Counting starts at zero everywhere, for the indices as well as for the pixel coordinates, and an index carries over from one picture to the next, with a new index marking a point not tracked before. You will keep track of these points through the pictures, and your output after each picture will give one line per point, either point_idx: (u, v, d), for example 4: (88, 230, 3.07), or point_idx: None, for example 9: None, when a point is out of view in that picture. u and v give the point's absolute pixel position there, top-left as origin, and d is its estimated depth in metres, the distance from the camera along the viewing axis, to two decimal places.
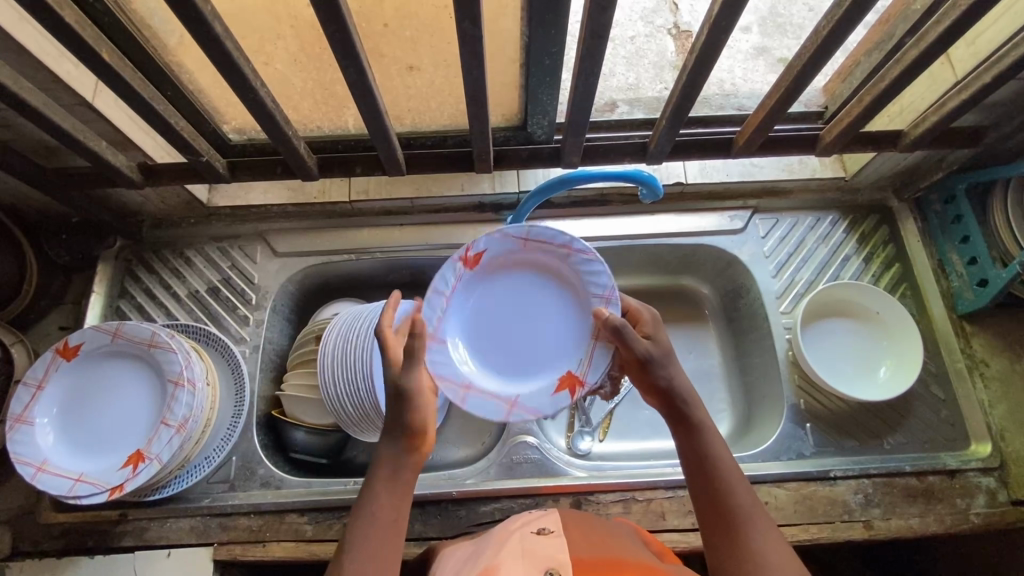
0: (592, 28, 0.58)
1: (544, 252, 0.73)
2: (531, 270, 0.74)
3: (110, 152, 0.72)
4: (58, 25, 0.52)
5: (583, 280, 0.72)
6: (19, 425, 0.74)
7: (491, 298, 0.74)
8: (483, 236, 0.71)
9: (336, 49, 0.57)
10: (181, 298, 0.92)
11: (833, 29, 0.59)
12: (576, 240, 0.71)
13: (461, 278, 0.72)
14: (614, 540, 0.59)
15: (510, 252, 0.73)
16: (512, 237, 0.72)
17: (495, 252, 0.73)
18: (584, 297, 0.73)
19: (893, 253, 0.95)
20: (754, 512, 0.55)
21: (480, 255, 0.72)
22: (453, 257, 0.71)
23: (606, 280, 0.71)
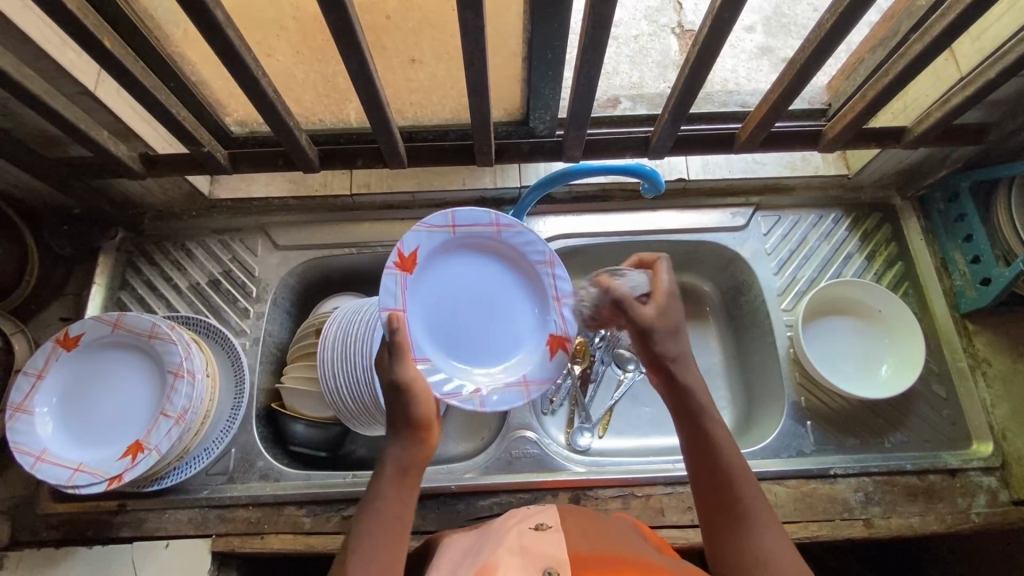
0: (594, 19, 0.57)
1: (473, 236, 0.76)
2: (466, 253, 0.76)
3: (112, 142, 0.72)
4: (59, 11, 0.52)
5: (519, 249, 0.77)
6: (19, 414, 0.74)
7: (440, 293, 0.75)
8: (410, 234, 0.71)
9: (338, 39, 0.57)
10: (181, 290, 0.92)
11: (836, 22, 0.59)
12: (502, 215, 0.75)
13: (404, 284, 0.71)
14: (614, 535, 0.59)
15: (439, 243, 0.74)
16: (438, 228, 0.73)
17: (425, 248, 0.73)
18: (525, 265, 0.78)
19: (896, 251, 0.95)
20: (752, 497, 0.58)
21: (412, 255, 0.72)
22: (389, 267, 0.69)
23: (542, 246, 0.77)
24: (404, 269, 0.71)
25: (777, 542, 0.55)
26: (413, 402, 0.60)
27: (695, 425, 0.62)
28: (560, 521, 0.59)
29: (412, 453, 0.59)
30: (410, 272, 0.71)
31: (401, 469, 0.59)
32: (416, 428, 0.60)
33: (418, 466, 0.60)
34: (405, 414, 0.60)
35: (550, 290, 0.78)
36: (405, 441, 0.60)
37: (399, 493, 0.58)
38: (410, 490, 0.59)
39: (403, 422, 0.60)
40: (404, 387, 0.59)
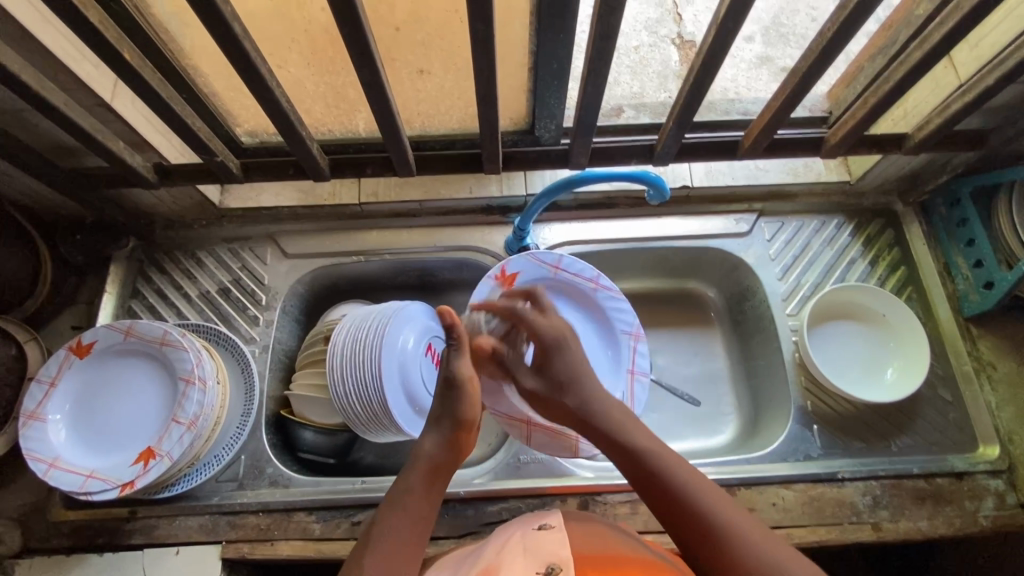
0: (601, 30, 0.58)
1: (574, 283, 0.91)
2: (554, 293, 0.92)
3: (128, 152, 0.73)
4: (82, 25, 0.54)
5: (609, 314, 0.92)
6: (32, 421, 0.75)
7: None
8: (517, 258, 0.88)
9: (351, 49, 0.58)
10: (191, 298, 0.93)
11: (837, 31, 0.60)
12: (603, 277, 0.90)
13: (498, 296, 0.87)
14: (612, 535, 0.62)
15: (540, 277, 0.90)
16: (544, 264, 0.89)
17: (525, 275, 0.90)
18: (610, 329, 0.92)
19: (899, 255, 0.95)
20: (716, 503, 0.56)
21: (514, 276, 0.88)
22: (491, 276, 0.87)
23: (630, 319, 0.92)
24: (502, 285, 0.88)
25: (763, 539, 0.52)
26: (462, 400, 0.66)
27: (635, 456, 0.62)
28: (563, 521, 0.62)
29: (444, 452, 0.63)
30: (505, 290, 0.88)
31: (435, 465, 0.62)
32: (459, 426, 0.65)
33: (451, 464, 0.63)
34: (453, 410, 0.65)
35: (629, 360, 0.91)
36: (446, 438, 0.64)
37: (428, 485, 0.60)
38: (439, 487, 0.61)
39: (450, 417, 0.65)
40: (460, 382, 0.66)
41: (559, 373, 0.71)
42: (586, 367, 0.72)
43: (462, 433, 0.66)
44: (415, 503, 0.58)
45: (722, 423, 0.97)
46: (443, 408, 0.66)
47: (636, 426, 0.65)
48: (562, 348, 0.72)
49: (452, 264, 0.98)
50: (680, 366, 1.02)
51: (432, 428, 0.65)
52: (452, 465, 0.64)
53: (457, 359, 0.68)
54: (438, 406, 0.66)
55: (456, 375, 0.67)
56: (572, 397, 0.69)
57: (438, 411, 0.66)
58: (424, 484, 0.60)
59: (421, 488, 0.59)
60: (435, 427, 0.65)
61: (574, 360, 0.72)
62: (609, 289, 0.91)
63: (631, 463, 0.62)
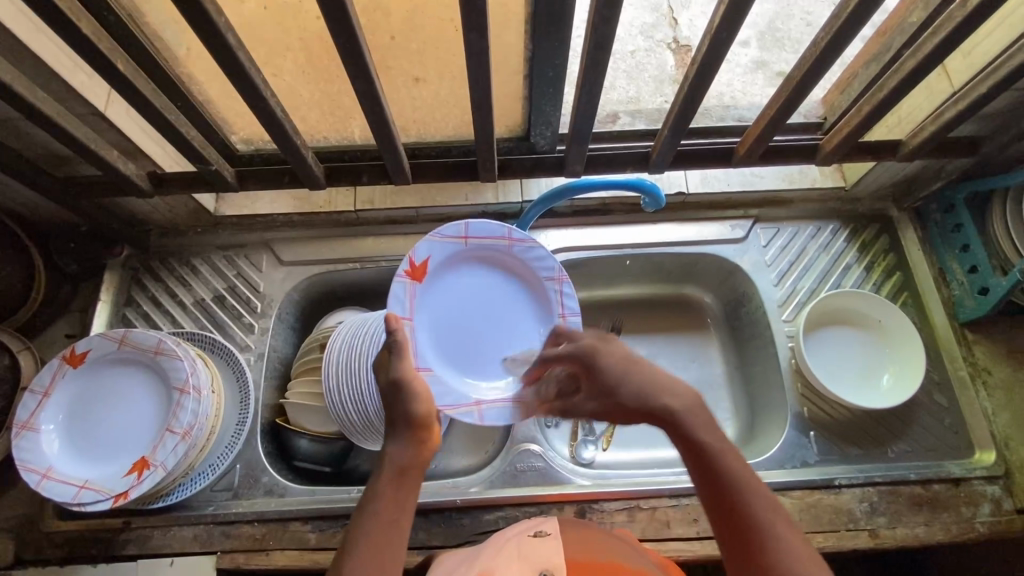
0: (595, 39, 0.59)
1: (489, 247, 0.79)
2: (473, 264, 0.80)
3: (121, 161, 0.73)
4: (75, 36, 0.53)
5: (529, 264, 0.80)
6: (25, 431, 0.75)
7: (446, 306, 0.78)
8: (422, 244, 0.75)
9: (346, 58, 0.58)
10: (187, 306, 0.92)
11: (831, 41, 0.60)
12: (516, 230, 0.79)
13: (413, 293, 0.75)
14: (605, 538, 0.62)
15: (451, 253, 0.78)
16: (450, 238, 0.77)
17: (436, 257, 0.78)
18: (534, 279, 0.81)
19: (894, 261, 0.96)
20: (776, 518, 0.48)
21: (423, 264, 0.76)
22: (399, 275, 0.74)
23: (551, 263, 0.80)
24: (414, 279, 0.75)
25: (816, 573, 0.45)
26: (413, 401, 0.60)
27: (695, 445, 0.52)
28: (559, 528, 0.63)
29: (411, 451, 0.57)
30: (418, 281, 0.76)
31: (402, 467, 0.56)
32: (416, 426, 0.59)
33: (419, 462, 0.57)
34: (403, 412, 0.59)
35: (558, 306, 0.80)
36: (406, 438, 0.58)
37: (398, 487, 0.55)
38: (410, 491, 0.55)
39: (403, 419, 0.59)
40: (409, 382, 0.60)
41: (604, 378, 0.60)
42: (640, 359, 0.59)
43: (422, 430, 0.60)
44: (386, 506, 0.53)
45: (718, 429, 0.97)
46: (391, 412, 0.60)
47: (702, 412, 0.54)
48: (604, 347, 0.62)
49: None
50: (676, 372, 1.02)
51: (390, 433, 0.59)
52: (421, 465, 0.57)
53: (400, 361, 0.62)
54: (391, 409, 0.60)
55: (398, 375, 0.61)
56: (624, 391, 0.57)
57: (390, 417, 0.60)
58: (393, 489, 0.55)
59: (389, 496, 0.54)
60: (392, 429, 0.59)
61: (622, 357, 0.60)
62: (524, 240, 0.79)
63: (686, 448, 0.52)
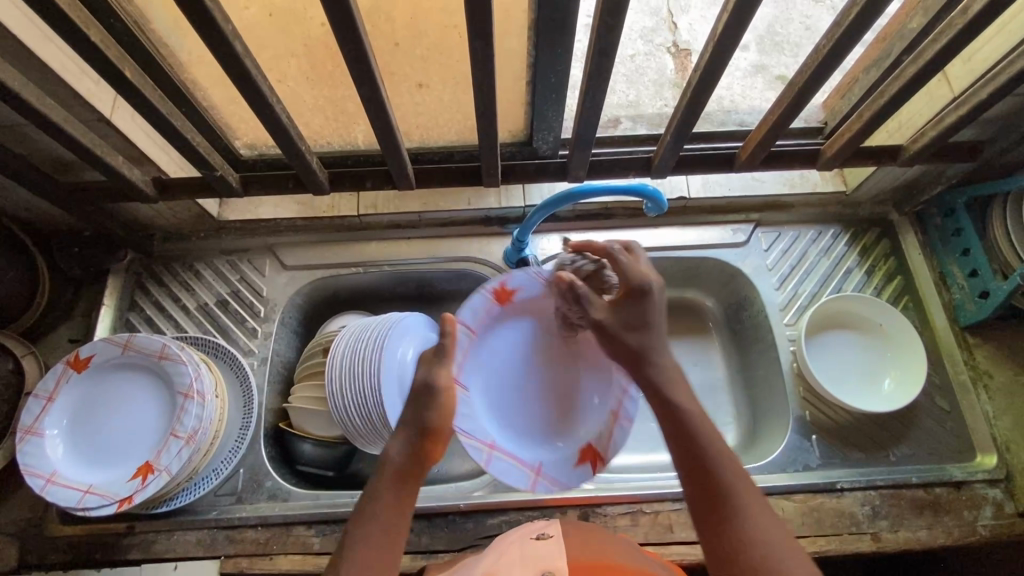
0: (599, 46, 0.59)
1: None
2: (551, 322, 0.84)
3: (127, 167, 0.73)
4: (83, 44, 0.54)
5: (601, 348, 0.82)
6: (29, 436, 0.75)
7: (510, 344, 0.84)
8: (519, 274, 0.81)
9: (352, 65, 0.58)
10: (190, 311, 0.92)
11: (832, 48, 0.61)
12: None
13: (488, 309, 0.81)
14: (608, 541, 0.64)
15: (540, 299, 0.83)
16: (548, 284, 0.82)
17: (526, 293, 0.83)
18: (601, 366, 0.82)
19: (895, 265, 0.96)
20: (747, 489, 0.54)
21: (512, 291, 0.82)
22: (486, 288, 0.80)
23: None
24: (498, 300, 0.82)
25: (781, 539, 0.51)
26: (432, 410, 0.64)
27: (681, 420, 0.58)
28: (561, 530, 0.64)
29: (414, 457, 0.61)
30: (501, 303, 0.82)
31: (402, 471, 0.59)
32: (427, 436, 0.62)
33: (420, 469, 0.60)
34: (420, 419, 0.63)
35: (615, 403, 0.80)
36: (411, 444, 0.61)
37: (397, 490, 0.58)
38: (408, 496, 0.58)
39: (416, 425, 0.63)
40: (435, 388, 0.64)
41: (636, 317, 0.65)
42: (663, 321, 0.65)
43: (431, 441, 0.63)
44: (384, 507, 0.56)
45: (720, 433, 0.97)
46: (410, 419, 0.64)
47: (688, 390, 0.61)
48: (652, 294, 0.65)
49: (450, 275, 0.98)
50: None
51: (399, 436, 0.62)
52: (421, 472, 0.60)
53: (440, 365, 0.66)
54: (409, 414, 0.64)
55: (435, 382, 0.66)
56: (637, 339, 0.64)
57: (404, 420, 0.64)
58: (393, 491, 0.58)
59: (388, 496, 0.57)
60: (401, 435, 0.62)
61: (657, 310, 0.65)
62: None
63: (674, 422, 0.59)
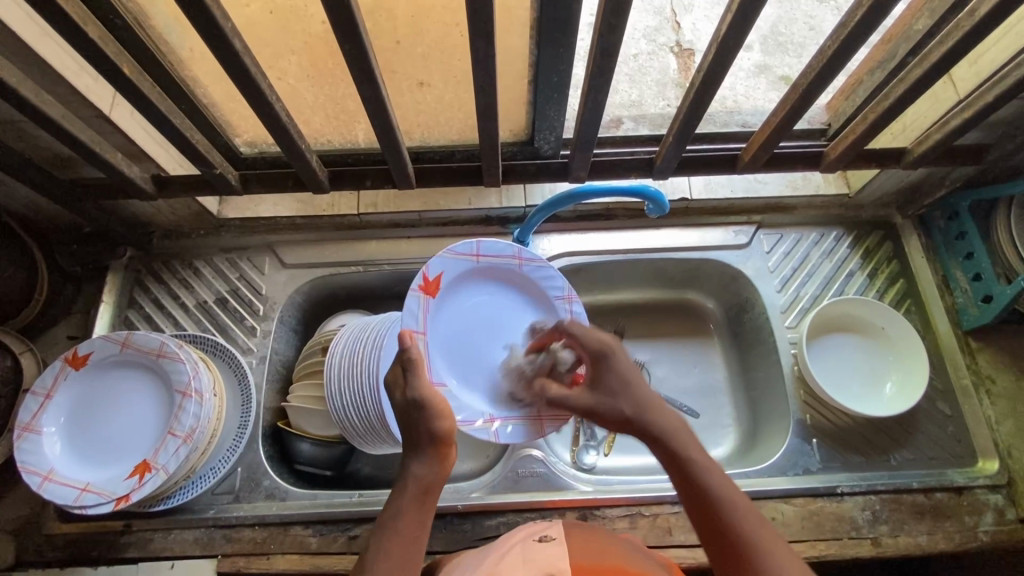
0: (602, 46, 0.58)
1: (498, 264, 0.82)
2: (483, 282, 0.83)
3: (126, 164, 0.73)
4: (82, 41, 0.53)
5: (539, 284, 0.84)
6: (27, 434, 0.75)
7: (453, 323, 0.80)
8: (434, 260, 0.77)
9: (351, 64, 0.58)
10: (189, 308, 0.92)
11: (838, 49, 0.60)
12: (525, 250, 0.82)
13: (427, 307, 0.77)
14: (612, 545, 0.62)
15: (463, 270, 0.80)
16: (463, 255, 0.80)
17: (448, 271, 0.79)
18: (544, 301, 0.84)
19: (897, 268, 0.95)
20: (767, 538, 0.51)
21: (438, 280, 0.78)
22: (413, 291, 0.75)
23: (560, 282, 0.84)
24: (428, 293, 0.77)
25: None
26: (435, 418, 0.60)
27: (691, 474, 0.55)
28: (564, 532, 0.63)
29: (433, 470, 0.59)
30: (431, 296, 0.77)
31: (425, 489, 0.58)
32: (439, 443, 0.60)
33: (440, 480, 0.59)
34: (428, 430, 0.60)
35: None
36: (430, 460, 0.60)
37: (419, 509, 0.57)
38: (431, 509, 0.58)
39: (427, 437, 0.60)
40: (425, 402, 0.60)
41: (614, 382, 0.62)
42: (640, 377, 0.62)
43: (443, 446, 0.61)
44: (407, 527, 0.56)
45: (720, 436, 0.97)
46: (415, 430, 0.61)
47: (692, 441, 0.58)
48: (613, 353, 0.64)
49: None
50: (679, 377, 1.01)
51: (414, 451, 0.61)
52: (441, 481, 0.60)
53: (415, 380, 0.62)
54: (409, 429, 0.61)
55: (420, 394, 0.61)
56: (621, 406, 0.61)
57: (413, 436, 0.61)
58: (415, 510, 0.57)
59: (410, 514, 0.57)
60: (416, 451, 0.60)
61: (627, 366, 0.63)
62: (534, 259, 0.83)
63: (685, 479, 0.55)
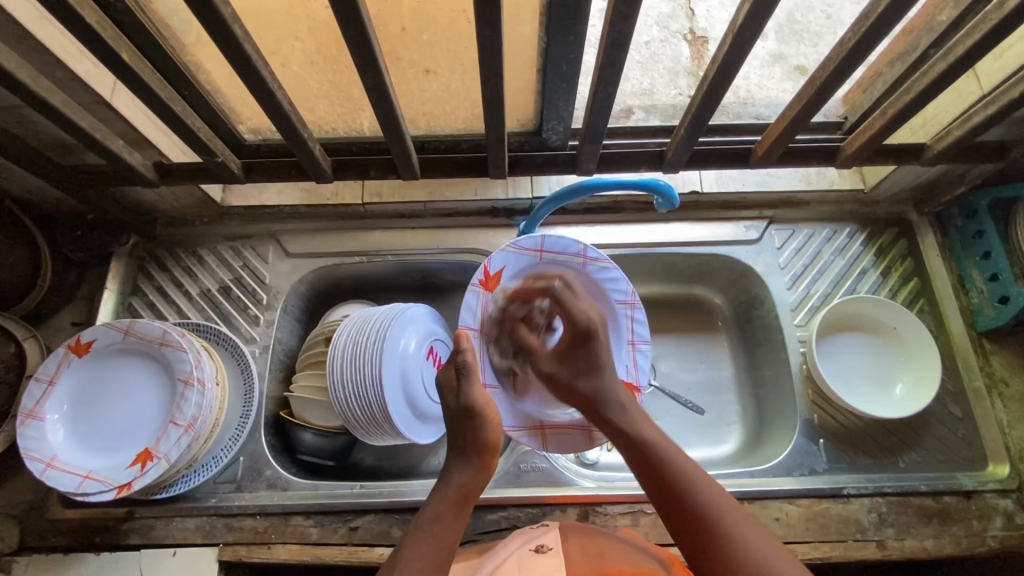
0: (613, 36, 0.57)
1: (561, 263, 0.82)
2: None
3: (127, 151, 0.72)
4: (79, 25, 0.52)
5: (602, 285, 0.83)
6: (30, 420, 0.75)
7: (515, 317, 0.83)
8: (497, 255, 0.79)
9: (354, 52, 0.56)
10: (192, 296, 0.92)
11: (859, 41, 0.58)
12: (591, 249, 0.81)
13: (484, 303, 0.80)
14: (613, 549, 0.62)
15: (524, 264, 0.81)
16: (526, 250, 0.80)
17: (509, 267, 0.81)
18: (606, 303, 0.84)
19: (912, 266, 0.93)
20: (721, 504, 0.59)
21: (497, 275, 0.80)
22: (472, 286, 0.79)
23: (625, 286, 0.82)
24: (487, 288, 0.80)
25: (758, 537, 0.56)
26: (483, 426, 0.67)
27: (644, 451, 0.65)
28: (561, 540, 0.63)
29: (474, 476, 0.65)
30: (491, 292, 0.81)
31: (467, 493, 0.64)
32: (484, 452, 0.66)
33: (479, 486, 0.65)
34: (475, 437, 0.66)
35: (628, 331, 0.84)
36: (475, 466, 0.66)
37: (459, 512, 0.62)
38: (469, 513, 0.63)
39: (473, 445, 0.66)
40: (475, 412, 0.66)
41: (586, 362, 0.74)
42: (610, 360, 0.74)
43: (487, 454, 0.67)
44: (446, 527, 0.60)
45: (725, 433, 0.96)
46: (462, 437, 0.67)
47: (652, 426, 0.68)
48: (594, 332, 0.74)
49: (455, 266, 0.97)
50: (684, 373, 1.00)
51: (457, 454, 0.66)
52: (481, 486, 0.66)
53: (469, 390, 0.67)
54: (457, 434, 0.67)
55: (473, 405, 0.67)
56: (588, 382, 0.73)
57: (460, 440, 0.66)
58: (455, 511, 0.62)
59: (451, 511, 0.62)
60: (461, 458, 0.66)
61: (600, 346, 0.74)
62: (599, 259, 0.82)
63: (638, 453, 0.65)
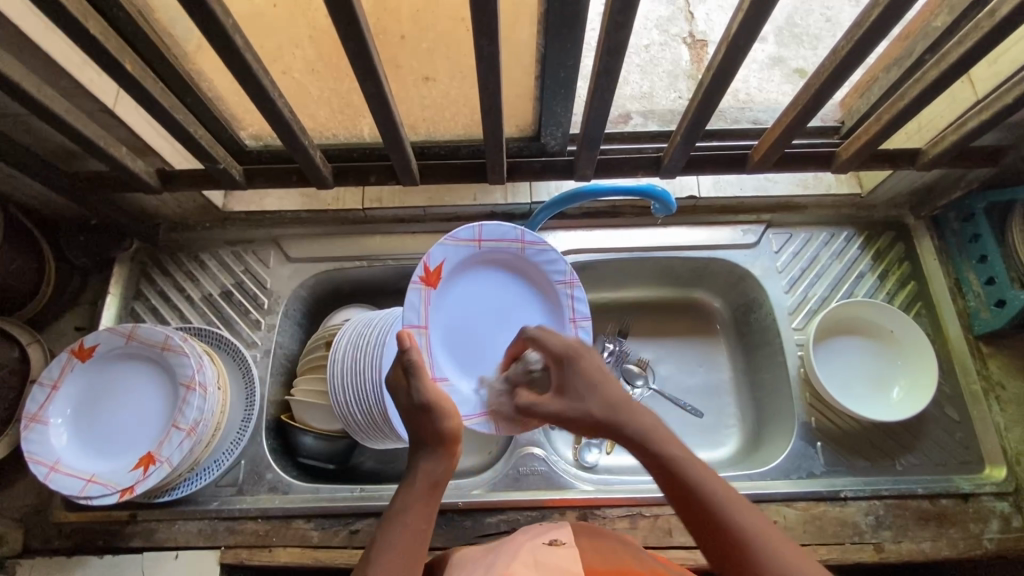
0: (608, 44, 0.57)
1: (502, 250, 0.79)
2: (485, 266, 0.79)
3: (130, 158, 0.73)
4: (84, 36, 0.53)
5: (541, 268, 0.81)
6: (34, 424, 0.75)
7: (458, 310, 0.78)
8: (436, 248, 0.73)
9: (354, 61, 0.57)
10: (194, 301, 0.93)
11: (852, 48, 0.58)
12: (531, 233, 0.78)
13: (427, 299, 0.74)
14: (627, 551, 0.60)
15: (464, 255, 0.76)
16: (465, 242, 0.75)
17: (449, 260, 0.75)
18: (546, 285, 0.82)
19: (908, 270, 0.94)
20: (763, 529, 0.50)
21: (438, 269, 0.74)
22: (413, 282, 0.72)
23: (564, 267, 0.80)
24: (428, 284, 0.74)
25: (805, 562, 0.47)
26: (441, 416, 0.62)
27: (668, 469, 0.55)
28: (573, 537, 0.61)
29: (441, 464, 0.61)
30: (432, 287, 0.74)
31: (434, 482, 0.60)
32: (447, 440, 0.62)
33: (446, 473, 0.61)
34: (435, 428, 0.62)
35: (569, 310, 0.81)
36: (439, 455, 0.62)
37: (426, 504, 0.59)
38: (439, 501, 0.60)
39: (434, 436, 0.62)
40: (430, 403, 0.62)
41: (579, 386, 0.63)
42: (608, 376, 0.64)
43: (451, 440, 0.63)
44: (413, 518, 0.57)
45: (723, 436, 0.96)
46: (421, 428, 0.63)
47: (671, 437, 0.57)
48: (578, 355, 0.65)
49: None
50: (683, 377, 1.01)
51: (422, 446, 0.63)
52: (449, 474, 0.62)
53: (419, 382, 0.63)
54: (417, 426, 0.63)
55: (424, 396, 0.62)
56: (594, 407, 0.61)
57: (422, 434, 0.63)
58: (423, 500, 0.59)
59: (420, 504, 0.58)
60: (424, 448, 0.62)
61: (593, 368, 0.64)
62: (536, 243, 0.79)
63: (667, 479, 0.54)
